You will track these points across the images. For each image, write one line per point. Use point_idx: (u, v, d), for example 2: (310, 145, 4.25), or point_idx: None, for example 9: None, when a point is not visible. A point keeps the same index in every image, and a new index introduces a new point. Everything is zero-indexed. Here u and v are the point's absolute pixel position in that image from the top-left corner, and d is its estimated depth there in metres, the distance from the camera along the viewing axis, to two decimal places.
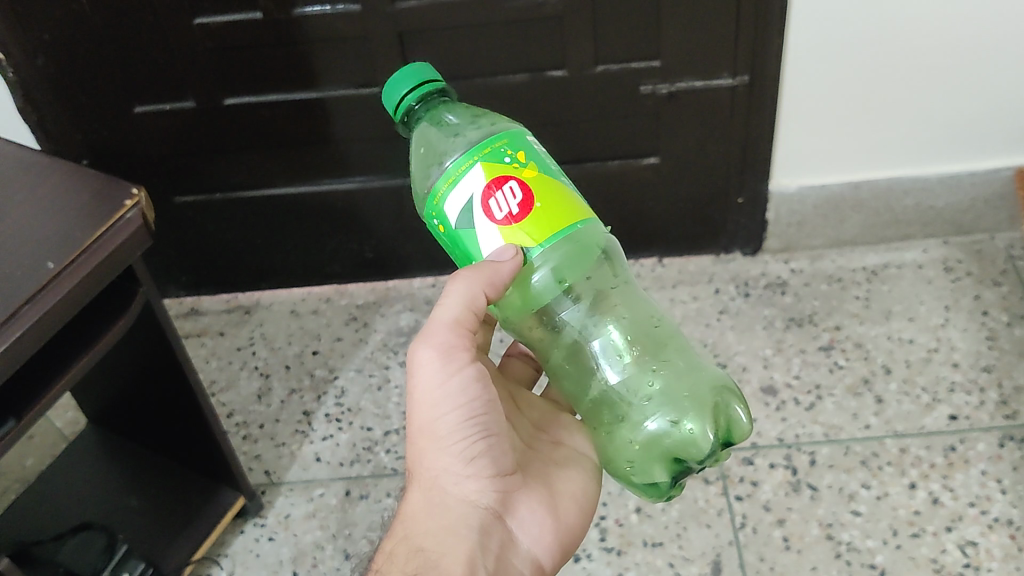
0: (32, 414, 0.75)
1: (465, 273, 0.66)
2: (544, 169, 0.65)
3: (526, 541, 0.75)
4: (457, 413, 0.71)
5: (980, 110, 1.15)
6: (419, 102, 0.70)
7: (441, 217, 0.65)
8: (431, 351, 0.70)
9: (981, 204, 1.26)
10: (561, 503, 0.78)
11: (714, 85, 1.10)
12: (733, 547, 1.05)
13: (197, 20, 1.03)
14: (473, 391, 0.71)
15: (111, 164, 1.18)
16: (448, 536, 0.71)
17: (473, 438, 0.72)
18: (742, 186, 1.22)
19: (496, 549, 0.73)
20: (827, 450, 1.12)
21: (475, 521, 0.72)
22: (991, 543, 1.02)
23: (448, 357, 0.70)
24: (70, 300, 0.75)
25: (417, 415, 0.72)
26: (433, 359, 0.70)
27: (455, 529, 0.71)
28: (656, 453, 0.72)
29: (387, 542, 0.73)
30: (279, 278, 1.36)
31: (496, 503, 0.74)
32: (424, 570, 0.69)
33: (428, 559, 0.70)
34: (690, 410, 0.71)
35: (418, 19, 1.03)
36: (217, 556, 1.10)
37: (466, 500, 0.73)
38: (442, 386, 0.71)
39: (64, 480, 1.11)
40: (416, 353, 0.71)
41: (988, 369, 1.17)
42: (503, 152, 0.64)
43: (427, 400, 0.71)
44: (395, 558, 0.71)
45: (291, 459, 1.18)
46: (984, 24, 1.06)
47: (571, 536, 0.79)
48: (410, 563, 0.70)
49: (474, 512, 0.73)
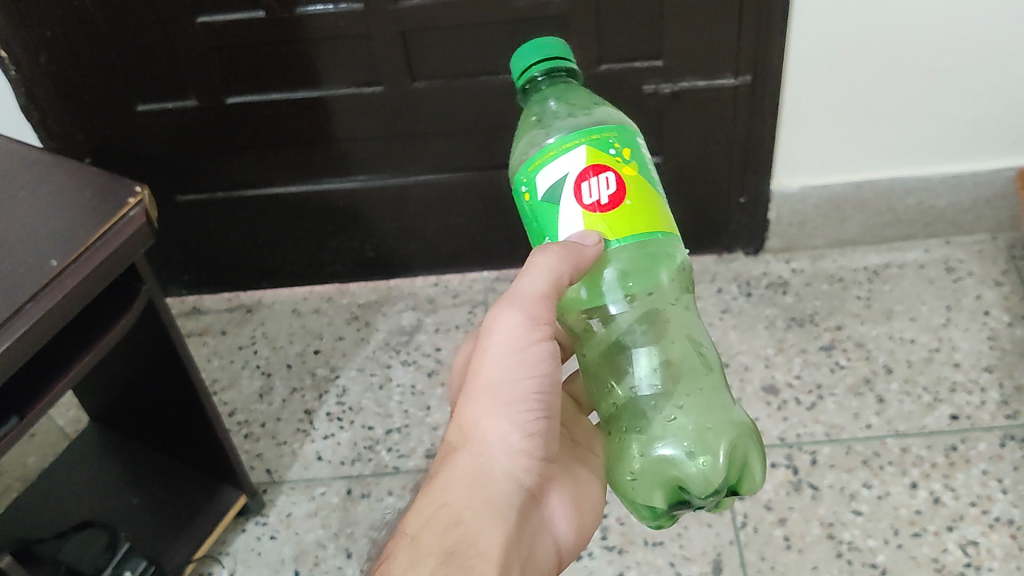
0: (36, 411, 0.76)
1: (554, 246, 0.63)
2: (643, 174, 0.64)
3: (549, 531, 0.74)
4: (526, 383, 0.69)
5: (982, 110, 1.15)
6: (544, 75, 0.68)
7: (530, 185, 0.63)
8: (516, 316, 0.67)
9: (983, 204, 1.26)
10: (582, 503, 0.78)
11: (716, 85, 1.10)
12: (734, 546, 1.05)
13: (200, 19, 1.03)
14: (545, 365, 0.69)
15: (112, 163, 1.18)
16: (488, 513, 0.67)
17: (537, 416, 0.69)
18: (744, 186, 1.22)
19: (525, 536, 0.69)
20: (828, 449, 1.12)
21: (517, 503, 0.69)
22: (992, 542, 1.02)
23: (533, 329, 0.67)
24: (73, 298, 0.75)
25: (486, 376, 0.69)
26: (517, 325, 0.67)
27: (497, 508, 0.67)
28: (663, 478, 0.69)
29: (423, 503, 0.68)
30: (281, 277, 1.36)
31: (534, 487, 0.71)
32: (466, 546, 0.64)
33: (469, 534, 0.65)
34: (711, 445, 0.68)
35: (419, 19, 1.03)
36: (219, 554, 1.10)
37: (514, 478, 0.69)
38: (520, 355, 0.68)
39: (67, 478, 1.11)
40: (500, 313, 0.68)
41: (990, 369, 1.17)
42: (609, 142, 0.62)
43: (502, 365, 0.68)
44: (433, 524, 0.66)
45: (292, 457, 1.18)
46: (985, 25, 1.06)
47: (581, 536, 0.77)
48: (448, 536, 0.65)
49: (517, 494, 0.69)
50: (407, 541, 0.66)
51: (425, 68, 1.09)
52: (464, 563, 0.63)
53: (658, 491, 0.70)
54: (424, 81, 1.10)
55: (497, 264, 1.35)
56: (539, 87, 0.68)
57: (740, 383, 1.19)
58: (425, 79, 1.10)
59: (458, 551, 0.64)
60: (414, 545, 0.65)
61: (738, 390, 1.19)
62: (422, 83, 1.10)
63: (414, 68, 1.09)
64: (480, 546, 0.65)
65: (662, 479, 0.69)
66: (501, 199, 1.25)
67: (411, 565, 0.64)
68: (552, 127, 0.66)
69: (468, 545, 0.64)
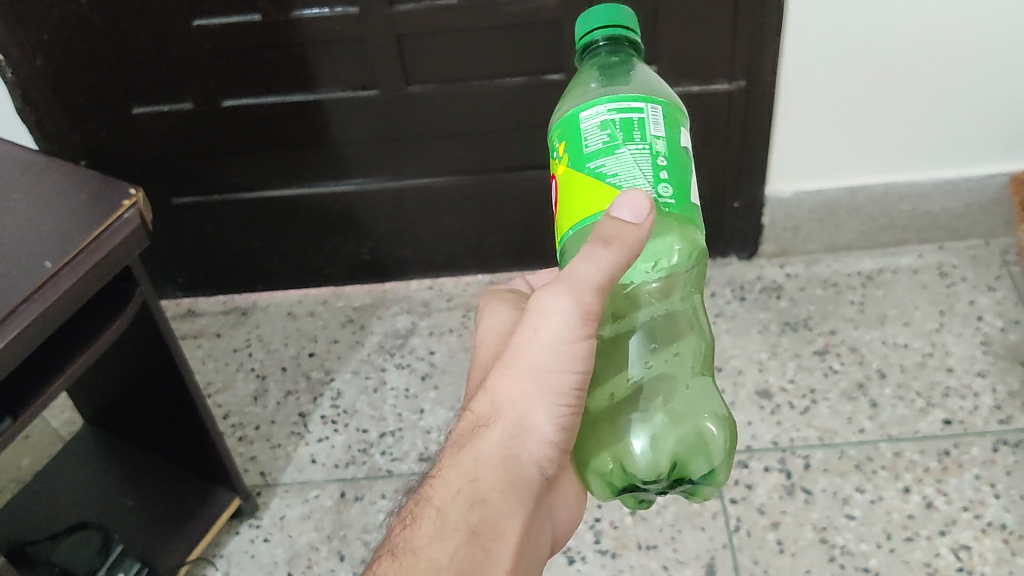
0: (28, 413, 0.76)
1: (604, 247, 0.59)
2: (572, 162, 0.61)
3: (553, 513, 0.73)
4: (568, 376, 0.65)
5: (974, 116, 1.16)
6: (607, 41, 0.64)
7: None
8: (570, 304, 0.63)
9: (977, 210, 1.26)
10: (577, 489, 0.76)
11: (712, 89, 1.11)
12: (727, 549, 1.05)
13: (197, 21, 1.04)
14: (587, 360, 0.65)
15: (109, 165, 1.18)
16: (511, 494, 0.65)
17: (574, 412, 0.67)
18: (738, 190, 1.23)
19: (539, 521, 0.69)
20: (822, 454, 1.12)
21: (538, 487, 0.67)
22: (984, 547, 1.02)
23: (583, 318, 0.63)
24: (67, 299, 0.76)
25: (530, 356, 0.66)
26: (568, 311, 0.63)
27: (520, 490, 0.66)
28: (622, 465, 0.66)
29: (449, 473, 0.66)
30: (276, 279, 1.36)
31: (555, 474, 0.70)
32: (486, 528, 0.64)
33: (490, 516, 0.64)
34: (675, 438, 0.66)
35: (416, 22, 1.04)
36: (212, 556, 1.10)
37: (541, 462, 0.67)
38: (568, 343, 0.64)
39: (59, 480, 1.11)
40: (553, 294, 0.63)
41: (983, 373, 1.18)
42: (554, 145, 0.63)
43: (550, 350, 0.64)
44: (459, 497, 0.65)
45: (287, 460, 1.18)
46: (977, 30, 1.06)
47: (580, 517, 0.78)
48: (472, 513, 0.64)
49: (539, 477, 0.67)
50: (432, 513, 0.65)
51: (421, 72, 1.09)
52: (486, 543, 0.64)
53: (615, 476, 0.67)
54: (419, 84, 1.11)
55: (492, 268, 1.35)
56: (590, 56, 0.65)
57: (732, 387, 1.20)
58: (420, 83, 1.11)
59: (481, 531, 0.64)
60: (439, 519, 0.65)
61: (731, 394, 1.19)
62: (417, 86, 1.11)
63: (411, 72, 1.09)
64: (501, 529, 0.64)
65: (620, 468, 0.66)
66: (495, 203, 1.25)
67: (435, 537, 0.64)
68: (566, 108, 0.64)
69: (490, 526, 0.64)
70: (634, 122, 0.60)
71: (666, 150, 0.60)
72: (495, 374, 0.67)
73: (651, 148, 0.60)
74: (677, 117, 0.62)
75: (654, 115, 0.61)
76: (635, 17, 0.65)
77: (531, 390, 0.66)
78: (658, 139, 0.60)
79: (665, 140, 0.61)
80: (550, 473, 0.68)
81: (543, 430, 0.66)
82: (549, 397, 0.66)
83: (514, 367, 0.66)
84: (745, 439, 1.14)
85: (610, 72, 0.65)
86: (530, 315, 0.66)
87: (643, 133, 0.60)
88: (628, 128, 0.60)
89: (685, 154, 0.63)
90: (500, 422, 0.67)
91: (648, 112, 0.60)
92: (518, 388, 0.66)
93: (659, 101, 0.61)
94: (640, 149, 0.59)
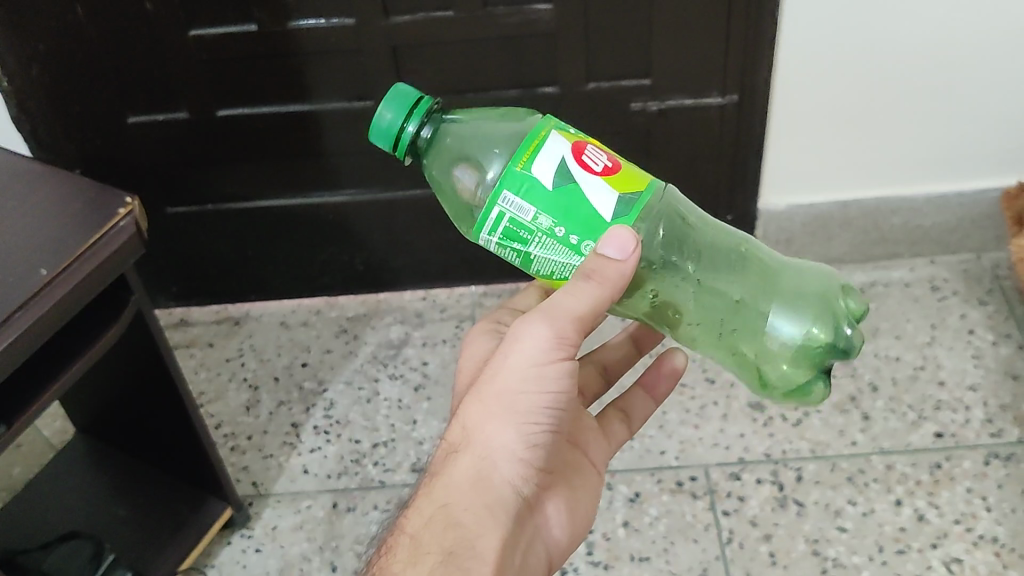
0: (22, 421, 0.75)
1: (585, 282, 0.62)
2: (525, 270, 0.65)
3: (541, 535, 0.74)
4: (537, 396, 0.68)
5: (965, 132, 1.17)
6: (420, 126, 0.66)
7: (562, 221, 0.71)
8: (545, 335, 0.66)
9: (968, 224, 1.27)
10: (576, 507, 0.77)
11: (705, 103, 1.12)
12: (720, 561, 1.05)
13: (193, 31, 1.04)
14: (559, 383, 0.68)
15: (103, 174, 1.18)
16: (486, 514, 0.68)
17: (542, 429, 0.69)
18: (731, 203, 1.23)
19: (520, 538, 0.71)
20: (814, 466, 1.12)
21: (513, 506, 0.70)
22: (976, 560, 1.03)
23: (558, 345, 0.67)
24: (62, 307, 0.75)
25: (499, 381, 0.68)
26: (546, 340, 0.66)
27: (495, 509, 0.68)
28: (798, 361, 0.71)
29: (423, 502, 0.69)
30: (269, 290, 1.36)
31: (530, 494, 0.72)
32: (462, 548, 0.66)
33: (466, 535, 0.66)
34: (810, 308, 0.71)
35: (412, 35, 1.05)
36: (203, 566, 1.10)
37: (514, 480, 0.69)
38: (536, 367, 0.67)
39: (51, 490, 1.10)
40: (528, 324, 0.67)
41: (975, 387, 1.18)
42: None
43: (517, 374, 0.67)
44: (434, 523, 0.67)
45: (279, 470, 1.18)
46: (967, 48, 1.08)
47: (578, 537, 0.78)
48: (447, 535, 0.66)
49: (514, 497, 0.70)
50: (405, 541, 0.67)
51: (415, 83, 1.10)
52: (462, 561, 0.65)
53: (801, 375, 0.72)
54: None
55: (485, 278, 1.35)
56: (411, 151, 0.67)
57: (725, 400, 1.20)
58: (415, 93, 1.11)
59: (458, 551, 0.65)
60: (413, 544, 0.66)
61: (724, 406, 1.19)
62: None
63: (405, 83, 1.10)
64: (477, 547, 0.66)
65: (799, 367, 0.71)
66: None
67: (410, 561, 0.65)
68: (456, 198, 0.68)
69: (466, 545, 0.66)
70: (512, 227, 0.61)
71: (552, 219, 0.60)
72: (465, 403, 0.70)
73: (544, 232, 0.60)
74: (526, 165, 0.60)
75: (514, 205, 0.60)
76: (406, 95, 0.65)
77: (501, 415, 0.68)
78: (537, 216, 0.60)
79: (542, 210, 0.60)
80: (523, 490, 0.70)
81: (511, 449, 0.69)
82: (521, 420, 0.68)
83: (483, 393, 0.68)
84: (738, 451, 1.14)
85: (440, 153, 0.68)
86: (500, 345, 0.69)
87: (527, 229, 0.61)
88: (514, 235, 0.61)
89: (568, 183, 0.60)
90: (470, 448, 0.69)
91: (506, 207, 0.60)
92: (487, 415, 0.68)
93: (502, 185, 0.60)
94: (543, 241, 0.61)
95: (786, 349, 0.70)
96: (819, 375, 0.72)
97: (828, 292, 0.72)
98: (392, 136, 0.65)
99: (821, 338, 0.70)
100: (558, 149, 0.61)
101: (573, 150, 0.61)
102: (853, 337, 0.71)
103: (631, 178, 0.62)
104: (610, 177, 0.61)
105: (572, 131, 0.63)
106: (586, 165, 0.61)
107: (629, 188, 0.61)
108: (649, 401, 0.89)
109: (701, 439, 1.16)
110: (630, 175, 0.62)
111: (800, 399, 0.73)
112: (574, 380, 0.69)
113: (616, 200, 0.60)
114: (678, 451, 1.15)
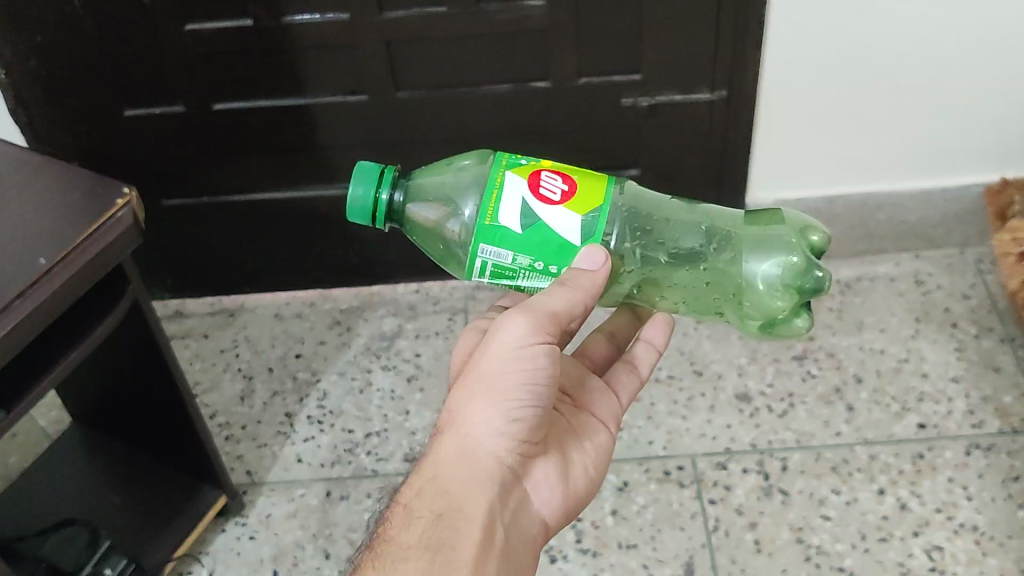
0: (22, 408, 0.77)
1: (560, 287, 0.66)
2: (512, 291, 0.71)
3: (538, 503, 0.75)
4: (516, 377, 0.70)
5: (948, 129, 1.19)
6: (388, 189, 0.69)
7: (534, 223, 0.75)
8: (521, 319, 0.69)
9: (952, 219, 1.29)
10: (574, 474, 0.78)
11: (694, 98, 1.13)
12: (706, 549, 1.08)
13: (190, 26, 1.06)
14: (538, 362, 0.70)
15: (99, 166, 1.19)
16: (475, 482, 0.70)
17: (525, 405, 0.70)
18: (720, 197, 1.24)
19: (514, 504, 0.72)
20: (799, 456, 1.15)
21: (502, 476, 0.71)
22: (956, 547, 1.05)
23: (535, 330, 0.69)
24: (60, 296, 0.77)
25: (483, 364, 0.71)
26: (522, 325, 0.69)
27: (482, 477, 0.70)
28: (771, 300, 0.73)
29: (416, 476, 0.72)
30: (263, 281, 1.37)
31: (519, 465, 0.73)
32: (451, 512, 0.68)
33: (454, 501, 0.69)
34: (771, 250, 0.73)
35: (407, 29, 1.06)
36: (198, 554, 1.12)
37: (501, 453, 0.71)
38: (516, 351, 0.69)
39: (46, 477, 1.11)
40: (509, 315, 0.70)
41: (957, 379, 1.21)
42: None
43: (499, 358, 0.70)
44: (424, 493, 0.70)
45: (273, 459, 1.20)
46: (950, 49, 1.10)
47: (580, 503, 0.79)
48: (437, 501, 0.69)
49: (504, 467, 0.71)
50: (400, 510, 0.70)
51: (409, 79, 1.12)
52: (451, 522, 0.67)
53: (785, 311, 0.74)
54: (407, 90, 1.13)
55: None
56: (389, 218, 0.70)
57: (712, 391, 1.22)
58: (409, 89, 1.13)
59: (447, 514, 0.68)
60: (406, 512, 0.69)
61: (711, 398, 1.21)
62: (406, 92, 1.13)
63: (400, 78, 1.12)
64: (467, 509, 0.68)
65: (771, 306, 0.73)
66: None
67: (403, 525, 0.68)
68: (443, 240, 0.71)
69: (455, 508, 0.68)
70: (496, 268, 0.66)
71: (529, 256, 0.65)
72: (454, 389, 0.73)
73: (525, 267, 0.66)
74: (493, 218, 0.65)
75: (493, 253, 0.65)
76: (367, 170, 0.69)
77: (483, 396, 0.70)
78: (513, 256, 0.65)
79: (519, 252, 0.65)
80: (511, 462, 0.72)
81: (495, 426, 0.70)
82: (503, 398, 0.70)
83: (468, 376, 0.71)
84: (724, 441, 1.17)
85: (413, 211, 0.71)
86: (487, 335, 0.72)
87: (510, 269, 0.66)
88: (501, 274, 0.67)
89: (534, 222, 0.64)
90: (456, 427, 0.71)
91: (486, 256, 0.66)
92: (470, 396, 0.71)
93: (477, 240, 0.65)
94: (527, 274, 0.67)
95: (765, 288, 0.73)
96: (799, 311, 0.74)
97: (790, 235, 0.75)
98: (367, 212, 0.69)
99: (786, 278, 0.73)
100: (516, 190, 0.65)
101: (530, 187, 0.65)
102: (824, 273, 0.72)
103: (590, 194, 0.65)
104: (571, 202, 0.65)
105: (524, 161, 0.67)
106: (546, 198, 0.64)
107: (588, 205, 0.65)
108: (653, 351, 0.88)
109: (688, 430, 1.18)
110: (589, 190, 0.65)
111: (779, 336, 0.75)
112: (555, 361, 0.71)
113: (582, 222, 0.65)
114: (666, 441, 1.17)
